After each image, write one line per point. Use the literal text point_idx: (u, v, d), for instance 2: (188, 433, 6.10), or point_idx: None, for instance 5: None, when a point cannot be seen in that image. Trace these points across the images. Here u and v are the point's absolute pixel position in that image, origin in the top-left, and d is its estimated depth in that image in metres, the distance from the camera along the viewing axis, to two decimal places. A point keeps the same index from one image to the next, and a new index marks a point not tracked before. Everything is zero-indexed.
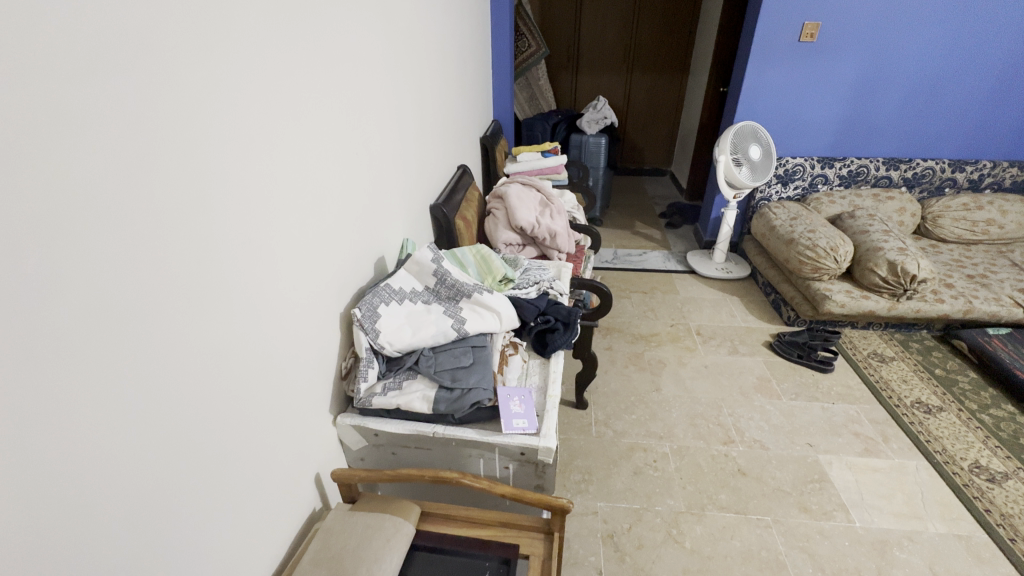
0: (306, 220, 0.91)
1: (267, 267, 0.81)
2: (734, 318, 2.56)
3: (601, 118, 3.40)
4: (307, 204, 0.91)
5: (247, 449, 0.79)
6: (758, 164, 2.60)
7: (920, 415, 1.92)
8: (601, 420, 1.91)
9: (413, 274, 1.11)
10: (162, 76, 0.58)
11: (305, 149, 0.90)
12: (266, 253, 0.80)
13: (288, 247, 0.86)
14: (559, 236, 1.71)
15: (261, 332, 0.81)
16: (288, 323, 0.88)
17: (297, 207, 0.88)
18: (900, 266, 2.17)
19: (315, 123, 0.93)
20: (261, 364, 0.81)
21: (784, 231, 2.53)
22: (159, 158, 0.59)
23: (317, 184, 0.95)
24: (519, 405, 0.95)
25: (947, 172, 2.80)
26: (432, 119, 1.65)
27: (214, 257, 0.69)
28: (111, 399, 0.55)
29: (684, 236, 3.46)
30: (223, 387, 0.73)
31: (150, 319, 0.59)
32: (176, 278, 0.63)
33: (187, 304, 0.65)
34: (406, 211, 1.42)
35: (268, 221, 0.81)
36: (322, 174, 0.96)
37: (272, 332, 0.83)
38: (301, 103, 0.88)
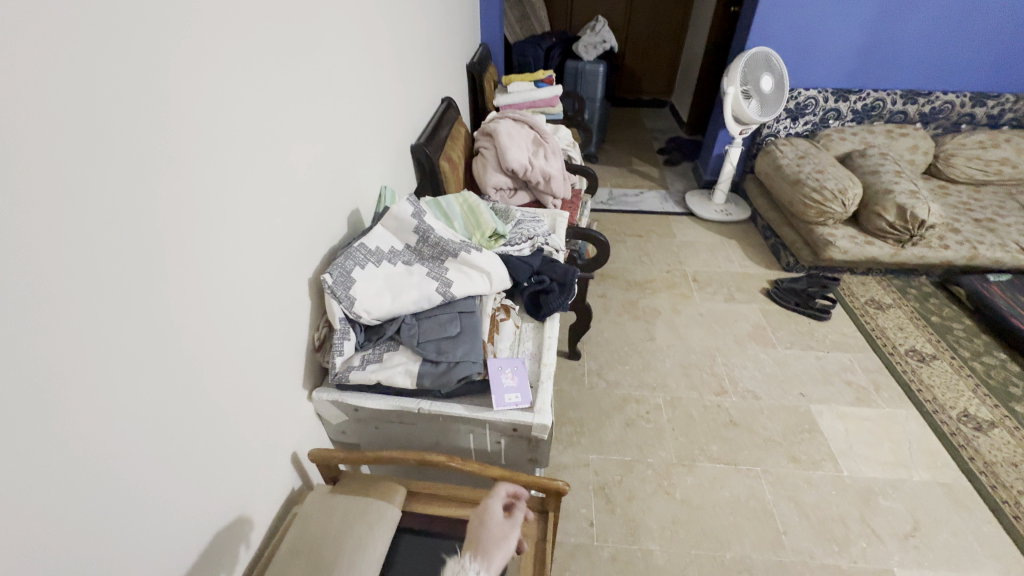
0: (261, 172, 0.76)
1: (221, 233, 0.68)
2: (732, 263, 2.48)
3: (600, 42, 3.12)
4: (259, 150, 0.76)
5: (210, 441, 0.69)
6: (768, 97, 2.40)
7: (913, 364, 1.92)
8: (594, 370, 1.87)
9: (391, 231, 0.98)
10: None
11: (250, 82, 0.73)
12: (210, 215, 0.66)
13: (240, 204, 0.72)
14: (553, 180, 1.57)
15: (214, 308, 0.68)
16: (248, 294, 0.75)
17: (246, 156, 0.73)
18: (910, 211, 2.07)
19: (261, 49, 0.75)
20: (218, 345, 0.69)
21: (791, 171, 2.39)
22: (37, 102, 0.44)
23: (270, 125, 0.78)
24: (512, 378, 0.87)
25: (966, 106, 2.62)
26: (410, 42, 1.43)
27: (137, 224, 0.55)
28: (9, 417, 0.44)
29: (683, 174, 3.30)
30: (169, 378, 0.61)
31: (60, 313, 0.47)
32: (84, 255, 0.49)
33: (116, 287, 0.53)
34: (383, 154, 1.26)
35: (210, 175, 0.65)
36: (276, 113, 0.79)
37: (228, 307, 0.71)
38: (243, 23, 0.71)
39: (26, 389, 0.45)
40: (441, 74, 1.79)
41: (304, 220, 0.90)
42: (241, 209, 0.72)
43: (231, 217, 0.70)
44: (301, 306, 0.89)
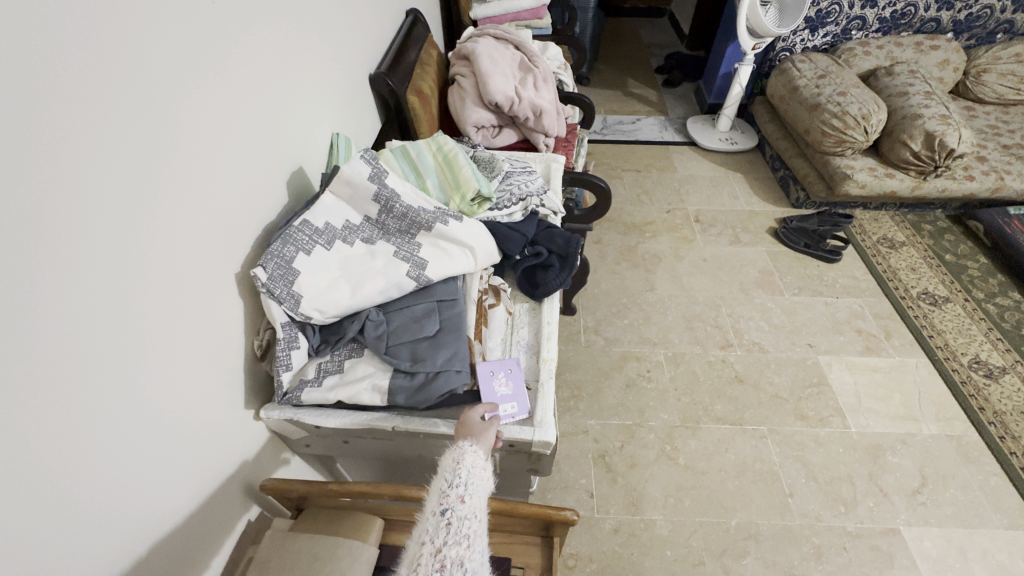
0: (104, 104, 0.48)
1: (116, 242, 0.49)
2: (737, 200, 2.28)
3: None
4: (96, 63, 0.46)
5: (102, 513, 0.50)
6: (789, 4, 2.07)
7: (924, 307, 1.81)
8: (591, 327, 1.74)
9: (344, 199, 0.76)
10: None
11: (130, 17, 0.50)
12: (44, 198, 0.42)
13: (54, 154, 0.43)
14: (545, 114, 1.32)
15: (75, 329, 0.46)
16: (117, 300, 0.50)
17: (56, 68, 0.43)
18: (939, 138, 1.87)
19: None
20: (59, 383, 0.45)
21: (809, 94, 2.12)
22: None
23: (116, 21, 0.48)
24: (506, 384, 0.72)
25: (1007, 11, 2.31)
26: None
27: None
28: None
29: (684, 97, 2.98)
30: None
31: None
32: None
33: None
34: (335, 91, 1.00)
35: (63, 151, 0.44)
36: (134, 11, 0.50)
37: (66, 323, 0.45)
38: None
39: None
40: None
41: (221, 182, 0.65)
42: (59, 158, 0.43)
43: (33, 173, 0.41)
44: (228, 304, 0.67)
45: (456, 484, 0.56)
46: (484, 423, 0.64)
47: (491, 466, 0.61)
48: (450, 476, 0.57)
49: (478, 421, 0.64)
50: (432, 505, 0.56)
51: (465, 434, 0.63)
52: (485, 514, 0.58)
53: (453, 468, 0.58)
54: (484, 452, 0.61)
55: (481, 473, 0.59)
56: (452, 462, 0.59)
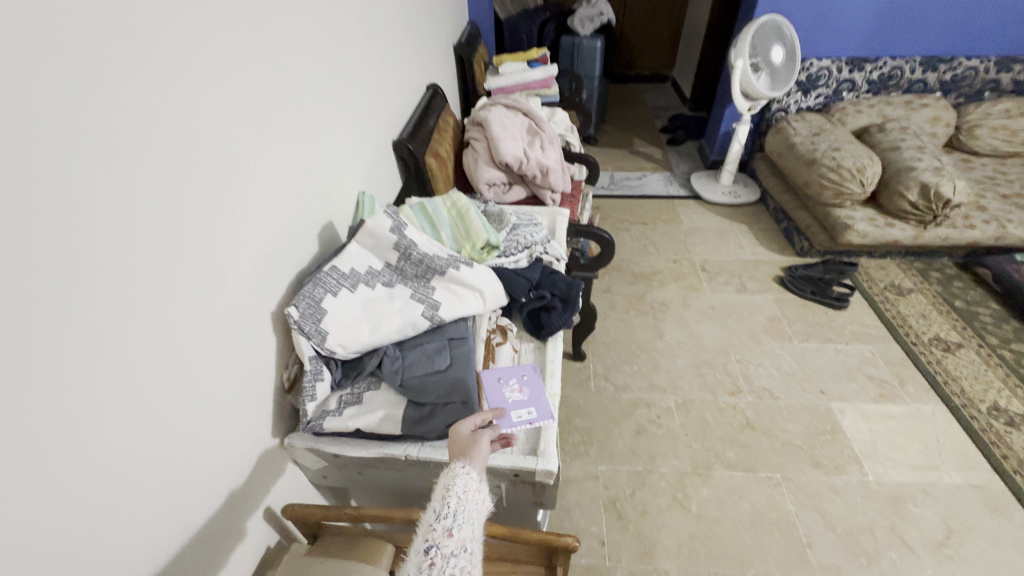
0: (179, 167, 0.58)
1: (185, 282, 0.59)
2: (742, 250, 2.35)
3: (596, 15, 2.96)
4: (185, 141, 0.59)
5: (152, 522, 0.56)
6: (779, 70, 2.24)
7: (937, 353, 1.81)
8: (600, 373, 1.77)
9: (368, 248, 0.86)
10: None
11: (207, 102, 0.63)
12: (141, 247, 0.53)
13: (140, 205, 0.53)
14: (551, 173, 1.44)
15: (151, 354, 0.55)
16: (176, 331, 0.58)
17: (149, 140, 0.54)
18: (934, 189, 1.93)
19: (216, 61, 0.64)
20: (137, 399, 0.53)
21: (805, 150, 2.24)
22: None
23: (193, 104, 0.60)
24: (520, 392, 0.81)
25: (991, 72, 2.45)
26: (388, 24, 1.28)
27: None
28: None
29: (688, 155, 3.14)
30: (13, 461, 0.41)
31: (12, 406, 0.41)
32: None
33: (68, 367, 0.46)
34: (362, 156, 1.13)
35: (155, 209, 0.55)
36: (212, 100, 0.63)
37: (141, 349, 0.54)
38: (194, 36, 0.60)
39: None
40: (426, 59, 1.64)
41: (264, 233, 0.75)
42: (141, 209, 0.53)
43: (131, 224, 0.52)
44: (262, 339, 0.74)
45: (443, 516, 0.56)
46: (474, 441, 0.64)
47: (485, 488, 0.61)
48: (439, 506, 0.57)
49: (472, 439, 0.65)
50: (420, 539, 0.55)
51: (457, 459, 0.63)
52: (479, 541, 0.57)
53: (443, 495, 0.58)
54: (477, 472, 0.61)
55: (473, 495, 0.58)
56: (443, 490, 0.59)
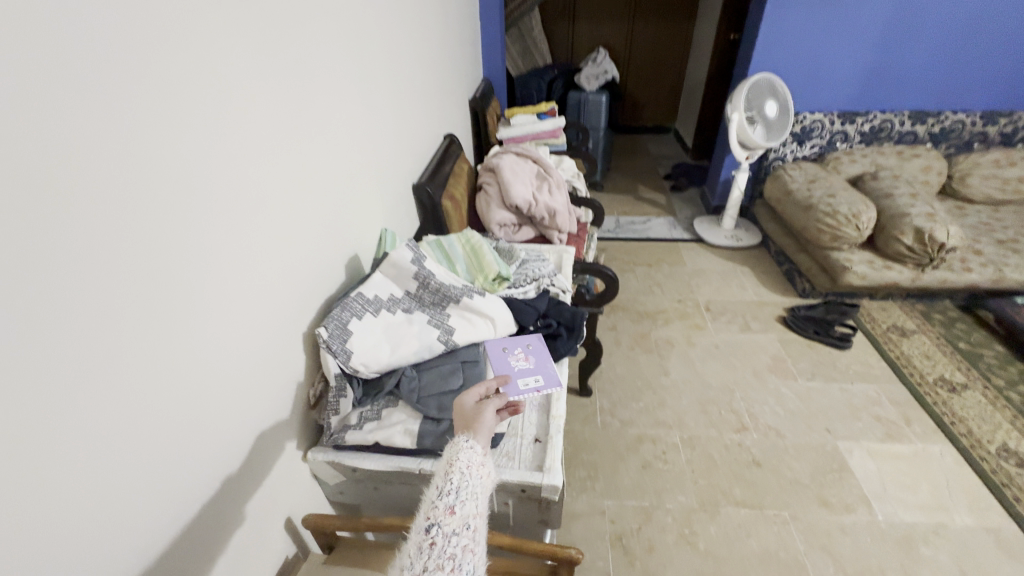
0: (240, 209, 0.69)
1: (235, 301, 0.68)
2: (745, 291, 2.42)
3: (601, 73, 3.19)
4: (245, 181, 0.70)
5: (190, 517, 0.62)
6: (773, 123, 2.40)
7: (943, 394, 1.82)
8: (606, 409, 1.80)
9: (390, 278, 0.94)
10: (83, 102, 0.47)
11: (264, 151, 0.74)
12: (207, 270, 0.63)
13: (210, 234, 0.63)
14: (558, 214, 1.54)
15: (205, 363, 0.63)
16: (226, 343, 0.67)
17: (220, 180, 0.65)
18: (928, 233, 2.01)
19: (272, 115, 0.76)
20: (192, 400, 0.61)
21: (802, 196, 2.34)
22: (91, 201, 0.48)
23: (254, 150, 0.72)
24: (527, 362, 0.90)
25: (978, 125, 2.58)
26: (412, 83, 1.43)
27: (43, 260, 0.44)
28: (55, 496, 0.46)
29: (691, 200, 3.27)
30: (96, 442, 0.49)
31: (100, 393, 0.50)
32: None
33: (143, 366, 0.54)
34: (386, 197, 1.24)
35: (220, 238, 0.65)
36: (267, 148, 0.75)
37: (199, 355, 0.62)
38: (257, 95, 0.72)
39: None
40: (445, 112, 1.80)
41: (300, 262, 0.84)
42: (207, 237, 0.63)
43: (200, 249, 0.62)
44: (293, 357, 0.81)
45: (446, 493, 0.55)
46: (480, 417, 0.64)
47: (489, 463, 0.61)
48: (442, 482, 0.57)
49: (476, 410, 0.66)
50: (421, 517, 0.55)
51: (461, 433, 0.63)
52: (482, 517, 0.57)
53: (446, 471, 0.58)
54: (481, 448, 0.62)
55: (476, 471, 0.59)
56: (447, 464, 0.59)
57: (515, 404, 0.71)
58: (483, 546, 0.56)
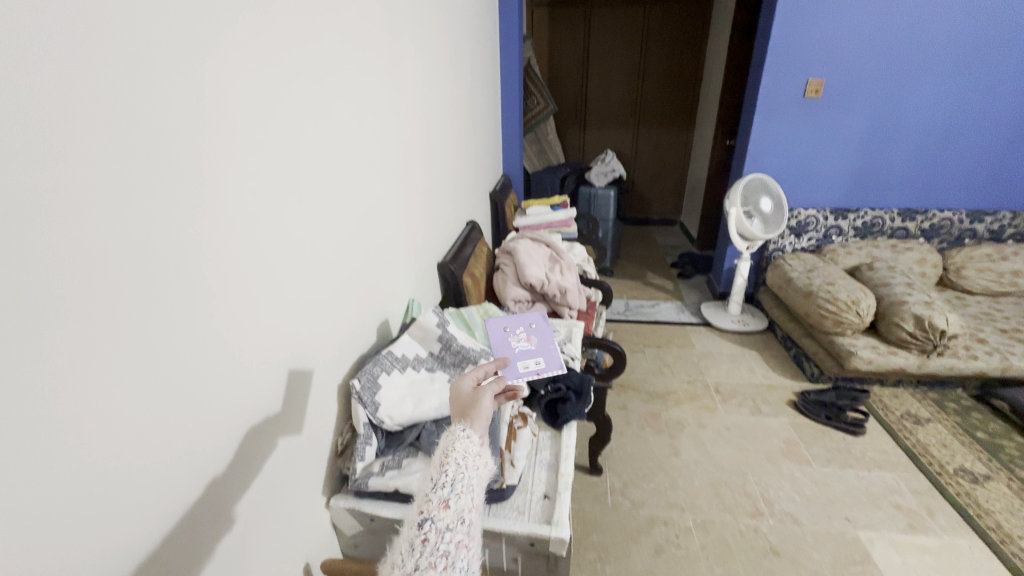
0: (308, 275, 0.83)
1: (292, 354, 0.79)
2: (755, 374, 2.45)
3: (609, 171, 3.51)
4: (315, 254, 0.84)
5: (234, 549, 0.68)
6: (770, 217, 2.60)
7: (966, 484, 1.77)
8: (617, 488, 1.78)
9: (416, 339, 1.05)
10: (225, 192, 0.62)
11: (330, 230, 0.89)
12: (278, 326, 0.75)
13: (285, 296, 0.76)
14: (569, 292, 1.68)
15: (265, 405, 0.73)
16: (281, 389, 0.77)
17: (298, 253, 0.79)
18: (928, 320, 2.08)
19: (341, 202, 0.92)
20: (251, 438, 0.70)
21: (802, 283, 2.46)
22: (216, 265, 0.61)
23: (324, 230, 0.87)
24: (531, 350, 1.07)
25: (964, 222, 2.75)
26: (443, 178, 1.65)
27: (186, 308, 0.57)
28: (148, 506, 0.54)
29: (697, 287, 3.40)
30: (184, 464, 0.58)
31: (194, 421, 0.59)
32: (124, 329, 0.49)
33: (223, 402, 0.64)
34: (415, 272, 1.38)
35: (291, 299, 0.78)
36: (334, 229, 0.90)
37: (262, 398, 0.72)
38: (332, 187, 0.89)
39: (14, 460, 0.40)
40: (468, 202, 2.02)
41: (344, 323, 0.96)
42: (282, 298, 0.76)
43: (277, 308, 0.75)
44: (310, 369, 0.84)
45: (440, 487, 0.60)
46: (476, 408, 0.68)
47: (485, 453, 0.66)
48: (437, 475, 0.62)
49: (474, 397, 0.70)
50: (417, 511, 0.60)
51: (458, 421, 0.68)
52: (477, 507, 0.62)
53: (440, 464, 0.62)
54: (478, 436, 0.66)
55: (471, 460, 0.63)
56: (443, 456, 0.64)
57: (511, 389, 0.76)
58: (479, 527, 0.62)
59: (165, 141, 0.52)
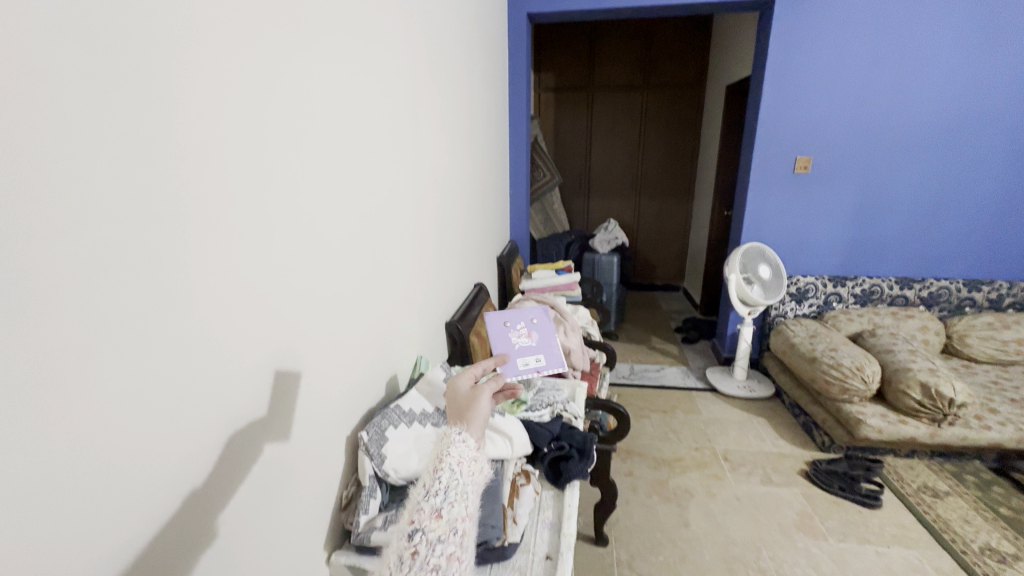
0: (326, 330, 0.90)
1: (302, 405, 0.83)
2: (763, 442, 2.40)
3: (612, 238, 3.65)
4: (328, 309, 0.91)
5: None
6: (769, 284, 2.67)
7: (994, 565, 1.68)
8: (624, 561, 1.71)
9: (424, 394, 1.09)
10: (254, 251, 0.70)
11: (346, 288, 0.96)
12: (290, 376, 0.80)
13: (299, 347, 0.82)
14: (573, 353, 1.72)
15: (271, 454, 0.76)
16: (289, 438, 0.80)
17: (315, 308, 0.86)
18: (935, 388, 2.07)
19: (357, 263, 1.00)
20: (255, 485, 0.73)
21: (806, 349, 2.48)
22: (240, 316, 0.68)
23: (339, 287, 0.94)
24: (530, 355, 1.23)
25: (963, 291, 2.80)
26: (453, 242, 1.76)
27: (209, 353, 0.62)
28: (153, 547, 0.56)
29: (702, 351, 3.41)
30: (190, 505, 0.61)
31: (205, 462, 0.63)
32: (156, 371, 0.55)
33: (233, 447, 0.68)
34: (424, 331, 1.44)
35: (304, 351, 0.83)
36: (348, 286, 0.97)
37: (268, 446, 0.75)
38: (349, 249, 0.97)
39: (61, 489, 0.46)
40: (476, 265, 2.12)
41: (352, 377, 1.01)
42: (297, 349, 0.81)
43: (290, 359, 0.80)
44: (297, 371, 0.82)
45: (433, 495, 0.61)
46: (473, 412, 0.70)
47: (480, 459, 0.66)
48: (431, 482, 0.62)
49: (471, 400, 0.73)
50: (407, 520, 0.60)
51: (454, 426, 0.69)
52: (470, 515, 0.63)
53: (434, 471, 0.63)
54: (473, 442, 0.67)
55: (466, 465, 0.64)
56: (437, 461, 0.64)
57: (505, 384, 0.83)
58: (472, 534, 0.63)
59: (208, 209, 0.61)
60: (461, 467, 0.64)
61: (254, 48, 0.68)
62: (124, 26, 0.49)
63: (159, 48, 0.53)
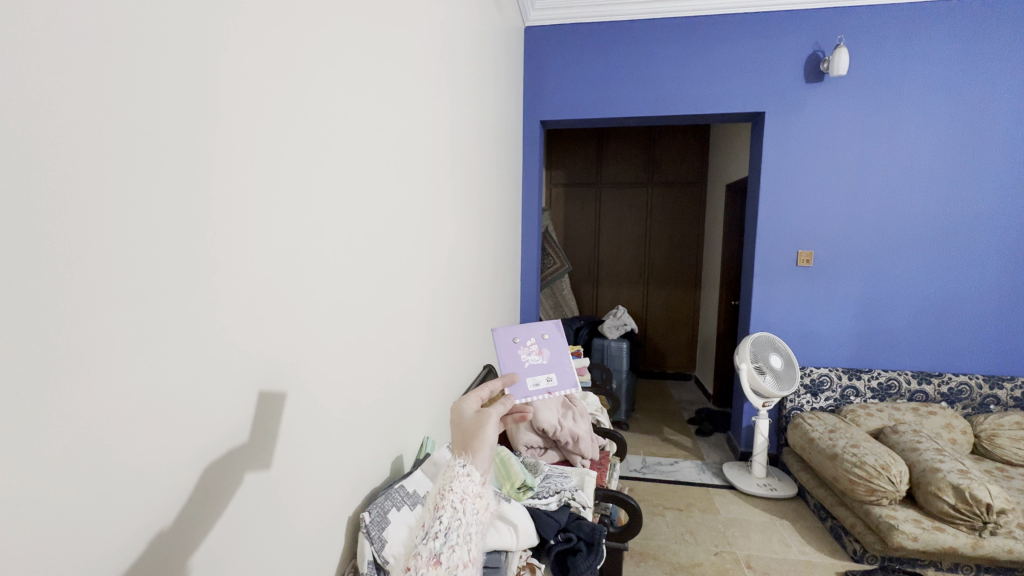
0: (336, 398, 0.92)
1: (306, 475, 0.83)
2: (789, 548, 2.22)
3: (621, 324, 3.68)
4: (340, 380, 0.93)
5: None
6: (781, 373, 2.63)
7: None
8: None
9: (429, 475, 1.07)
10: (279, 317, 0.75)
11: (358, 359, 1.00)
12: (299, 445, 0.81)
13: (310, 416, 0.83)
14: (581, 440, 1.68)
15: (272, 525, 0.74)
16: (290, 511, 0.79)
17: (327, 379, 0.89)
18: (968, 491, 1.94)
19: (370, 335, 1.05)
20: (254, 560, 0.70)
21: (825, 444, 2.38)
22: (261, 379, 0.71)
23: (352, 358, 0.98)
24: (538, 376, 1.11)
25: (985, 387, 2.73)
26: (464, 322, 1.81)
27: (231, 412, 0.65)
28: None
29: (718, 445, 3.27)
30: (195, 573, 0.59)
31: (213, 523, 0.62)
32: (186, 425, 0.57)
33: (240, 512, 0.67)
34: (431, 410, 1.45)
35: (315, 420, 0.85)
36: (360, 358, 1.01)
37: (271, 517, 0.74)
38: (364, 322, 1.02)
39: (77, 526, 0.45)
40: (484, 347, 2.15)
41: (357, 451, 1.00)
42: (309, 417, 0.83)
43: (301, 429, 0.81)
44: (284, 396, 0.77)
45: (433, 538, 0.62)
46: (479, 434, 0.66)
47: (485, 488, 0.65)
48: (433, 522, 0.63)
49: (476, 423, 0.67)
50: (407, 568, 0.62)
51: (458, 455, 0.67)
52: (473, 555, 0.63)
53: (437, 509, 0.64)
54: (478, 469, 0.65)
55: (467, 499, 0.64)
56: (440, 497, 0.64)
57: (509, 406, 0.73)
58: None
59: (246, 277, 0.67)
60: (463, 504, 0.64)
61: (303, 144, 0.80)
62: (195, 90, 0.57)
63: (221, 117, 0.61)
